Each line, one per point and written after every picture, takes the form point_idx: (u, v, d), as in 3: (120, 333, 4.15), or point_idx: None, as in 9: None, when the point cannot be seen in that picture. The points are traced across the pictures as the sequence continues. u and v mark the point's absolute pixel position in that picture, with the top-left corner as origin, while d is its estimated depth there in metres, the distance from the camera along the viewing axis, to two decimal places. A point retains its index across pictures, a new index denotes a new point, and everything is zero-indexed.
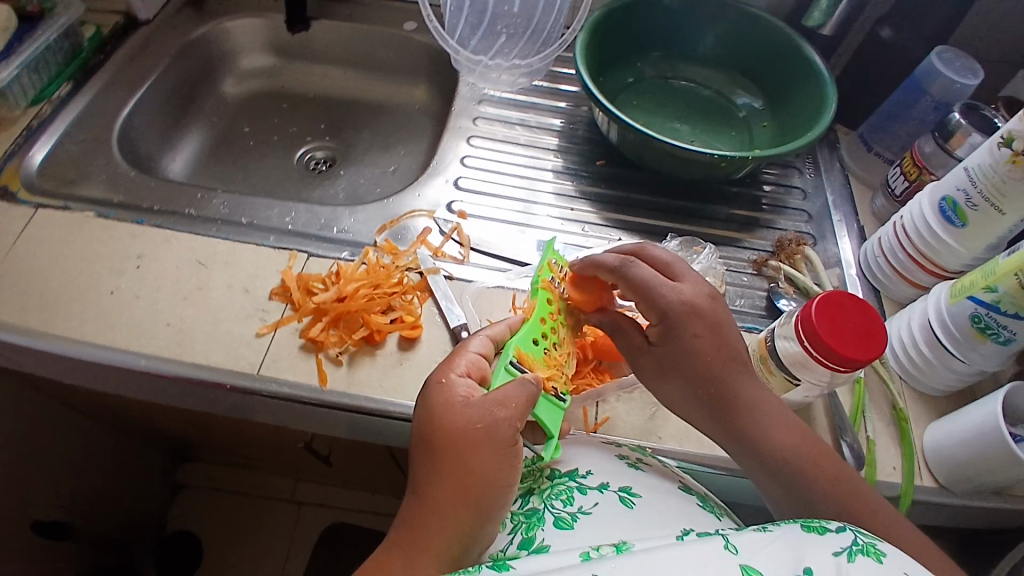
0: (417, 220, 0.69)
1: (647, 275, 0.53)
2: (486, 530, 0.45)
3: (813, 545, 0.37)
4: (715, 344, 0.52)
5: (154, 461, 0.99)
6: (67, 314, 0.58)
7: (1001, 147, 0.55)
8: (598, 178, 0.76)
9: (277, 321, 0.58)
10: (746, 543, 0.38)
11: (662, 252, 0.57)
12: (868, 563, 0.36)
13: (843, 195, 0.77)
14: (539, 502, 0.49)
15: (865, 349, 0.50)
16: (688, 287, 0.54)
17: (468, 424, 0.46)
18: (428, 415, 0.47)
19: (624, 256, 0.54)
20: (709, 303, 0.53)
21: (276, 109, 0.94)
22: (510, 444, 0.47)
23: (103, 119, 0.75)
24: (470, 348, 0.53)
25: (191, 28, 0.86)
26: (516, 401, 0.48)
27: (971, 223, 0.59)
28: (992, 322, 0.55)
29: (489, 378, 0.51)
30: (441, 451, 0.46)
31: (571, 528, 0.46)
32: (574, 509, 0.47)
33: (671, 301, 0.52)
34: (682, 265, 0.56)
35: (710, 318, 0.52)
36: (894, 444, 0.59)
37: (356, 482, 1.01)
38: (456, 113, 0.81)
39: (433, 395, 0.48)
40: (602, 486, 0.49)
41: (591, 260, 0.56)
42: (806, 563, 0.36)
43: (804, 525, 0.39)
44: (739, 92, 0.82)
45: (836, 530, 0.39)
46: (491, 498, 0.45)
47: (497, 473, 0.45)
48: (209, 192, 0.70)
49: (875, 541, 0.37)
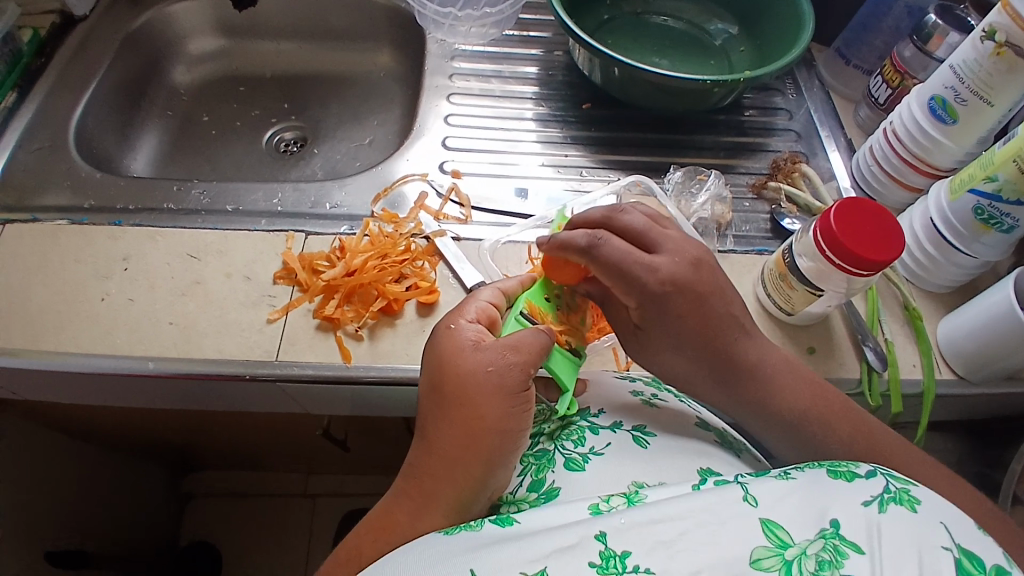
0: (410, 185, 0.67)
1: (620, 256, 0.50)
2: (497, 478, 0.43)
3: (841, 495, 0.35)
4: (704, 317, 0.51)
5: (158, 476, 0.95)
6: (57, 328, 0.54)
7: (984, 41, 0.56)
8: (586, 121, 0.75)
9: (287, 305, 0.56)
10: (765, 493, 0.36)
11: (636, 216, 0.53)
12: (901, 512, 0.33)
13: (827, 112, 0.78)
14: (550, 443, 0.48)
15: (883, 252, 0.50)
16: (666, 260, 0.51)
17: (476, 369, 0.45)
18: (436, 361, 0.46)
19: (592, 233, 0.51)
20: (692, 271, 0.51)
21: (234, 93, 0.89)
22: (520, 390, 0.45)
23: (54, 123, 0.69)
24: (480, 296, 0.52)
25: (130, 15, 0.81)
26: (527, 348, 0.47)
27: (962, 119, 0.60)
28: (994, 212, 0.56)
29: (498, 326, 0.51)
30: (448, 396, 0.44)
31: (583, 469, 0.44)
32: (586, 449, 0.46)
33: (649, 283, 0.50)
34: (659, 230, 0.53)
35: (695, 291, 0.51)
36: (911, 343, 0.60)
37: (371, 463, 0.99)
38: (430, 72, 0.78)
39: (440, 342, 0.47)
40: (614, 426, 0.48)
41: (555, 240, 0.52)
42: (832, 514, 0.34)
43: (831, 470, 0.38)
44: (712, 21, 0.82)
45: (866, 477, 0.37)
46: (501, 444, 0.43)
47: (507, 420, 0.44)
48: (185, 183, 0.65)
49: (909, 488, 0.35)
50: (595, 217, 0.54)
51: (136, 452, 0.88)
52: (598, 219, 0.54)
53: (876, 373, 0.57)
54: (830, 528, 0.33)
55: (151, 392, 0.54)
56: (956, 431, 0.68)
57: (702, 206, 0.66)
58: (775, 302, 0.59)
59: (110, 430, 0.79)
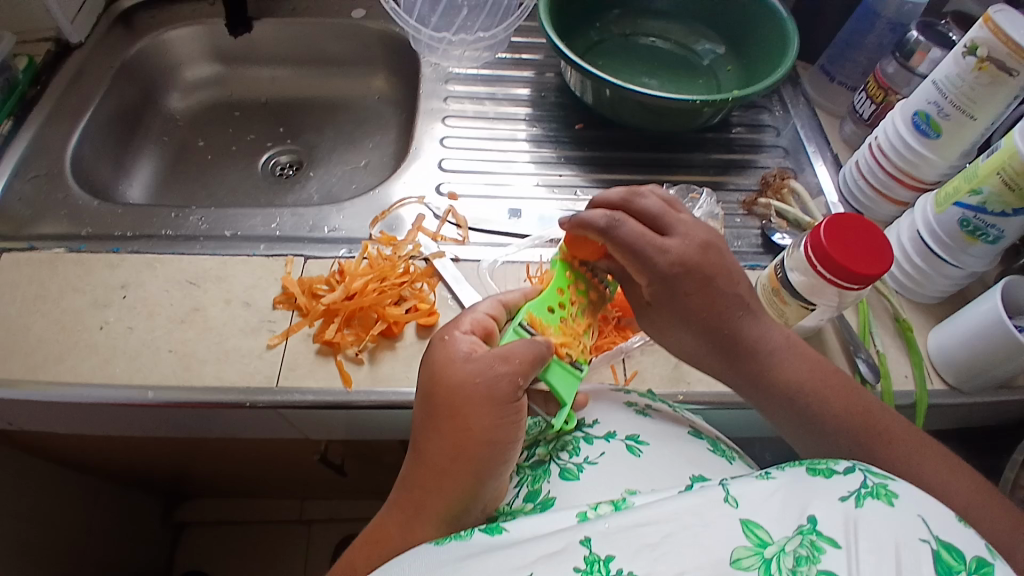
0: (407, 208, 0.67)
1: (635, 237, 0.50)
2: (488, 488, 0.43)
3: (819, 492, 0.36)
4: (709, 296, 0.51)
5: (153, 502, 0.94)
6: (56, 357, 0.54)
7: (966, 57, 0.57)
8: (578, 141, 0.76)
9: (286, 330, 0.56)
10: (746, 493, 0.37)
11: (653, 201, 0.53)
12: (879, 507, 0.34)
13: (814, 128, 0.79)
14: (546, 455, 0.49)
15: (873, 265, 0.51)
16: (677, 241, 0.51)
17: (466, 381, 0.44)
18: (430, 371, 0.46)
19: (610, 213, 0.50)
20: (702, 254, 0.51)
21: (229, 119, 0.90)
22: (511, 401, 0.45)
23: (51, 152, 0.70)
24: (478, 308, 0.52)
25: (126, 44, 0.81)
26: (518, 358, 0.46)
27: (946, 133, 0.61)
28: (979, 224, 0.57)
29: (496, 336, 0.51)
30: (439, 407, 0.44)
31: (577, 478, 0.46)
32: (580, 459, 0.47)
33: (661, 263, 0.50)
34: (673, 214, 0.53)
35: (704, 271, 0.51)
36: (903, 354, 0.61)
37: (368, 488, 0.98)
38: (424, 95, 0.79)
39: (435, 351, 0.47)
40: (608, 435, 0.49)
41: (575, 220, 0.51)
42: (810, 511, 0.35)
43: (811, 468, 0.39)
44: (699, 41, 0.84)
45: (844, 471, 0.37)
46: (490, 455, 0.43)
47: (496, 430, 0.44)
48: (183, 209, 0.66)
49: (887, 482, 0.36)
50: (611, 200, 0.54)
51: (132, 480, 0.87)
52: (616, 202, 0.53)
53: (869, 385, 0.58)
54: (808, 525, 0.34)
55: (150, 421, 0.54)
56: (951, 440, 0.69)
57: None
58: (770, 317, 0.60)
59: (106, 459, 0.78)
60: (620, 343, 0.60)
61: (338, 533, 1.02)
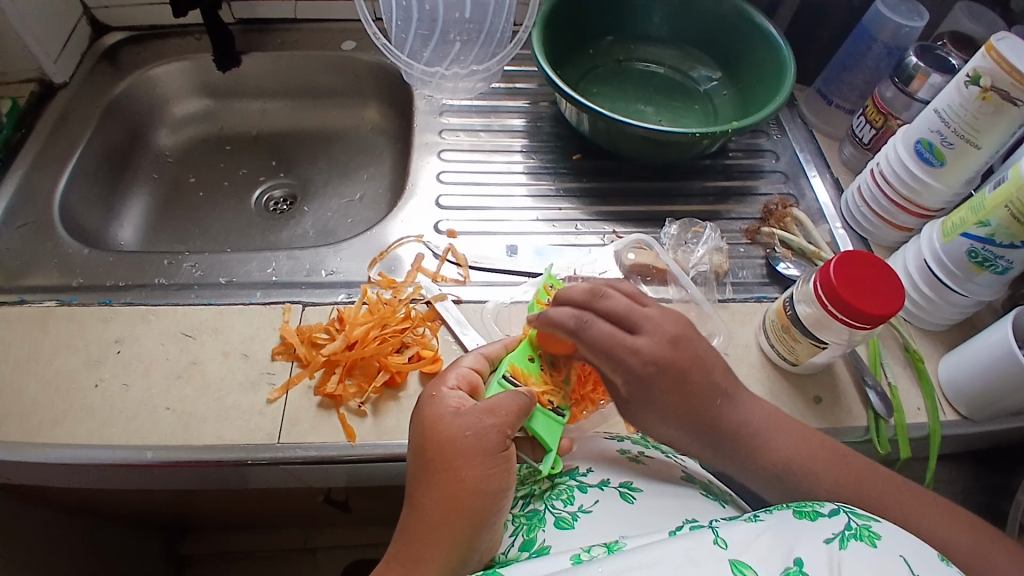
0: (405, 247, 0.66)
1: (606, 334, 0.49)
2: (485, 539, 0.42)
3: (806, 535, 0.38)
4: (684, 393, 0.49)
5: (154, 542, 0.90)
6: (49, 418, 0.52)
7: (969, 86, 0.56)
8: (577, 172, 0.75)
9: (286, 383, 0.54)
10: (736, 536, 0.37)
11: (618, 298, 0.51)
12: (862, 548, 0.37)
13: (813, 151, 0.79)
14: (540, 503, 0.48)
15: (884, 306, 0.50)
16: (646, 340, 0.49)
17: (457, 434, 0.44)
18: (419, 428, 0.45)
19: (579, 313, 0.49)
20: (672, 349, 0.49)
21: (221, 153, 0.89)
22: (500, 451, 0.44)
23: (39, 199, 0.68)
24: (461, 363, 0.51)
25: (112, 83, 0.80)
26: (505, 409, 0.46)
27: (949, 161, 0.60)
28: (988, 255, 0.56)
29: (481, 390, 0.50)
30: (431, 461, 0.43)
31: (572, 528, 0.45)
32: (574, 508, 0.46)
33: (632, 364, 0.49)
34: (639, 310, 0.51)
35: (677, 369, 0.49)
36: (914, 385, 0.60)
37: (374, 517, 0.95)
38: (419, 128, 0.78)
39: (423, 409, 0.46)
40: (602, 483, 0.49)
41: (543, 317, 0.50)
42: (796, 552, 0.36)
43: (797, 510, 0.40)
44: (695, 67, 0.83)
45: (829, 514, 0.39)
46: (484, 505, 0.42)
47: (488, 480, 0.43)
48: (176, 255, 0.64)
49: (869, 524, 0.38)
50: (573, 298, 0.51)
51: (131, 521, 0.84)
52: (580, 300, 0.51)
53: (882, 420, 0.57)
54: (795, 565, 0.35)
55: (149, 481, 0.52)
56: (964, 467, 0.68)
57: (701, 259, 0.66)
58: (779, 352, 0.59)
59: (104, 504, 0.75)
60: None
61: (346, 558, 0.98)
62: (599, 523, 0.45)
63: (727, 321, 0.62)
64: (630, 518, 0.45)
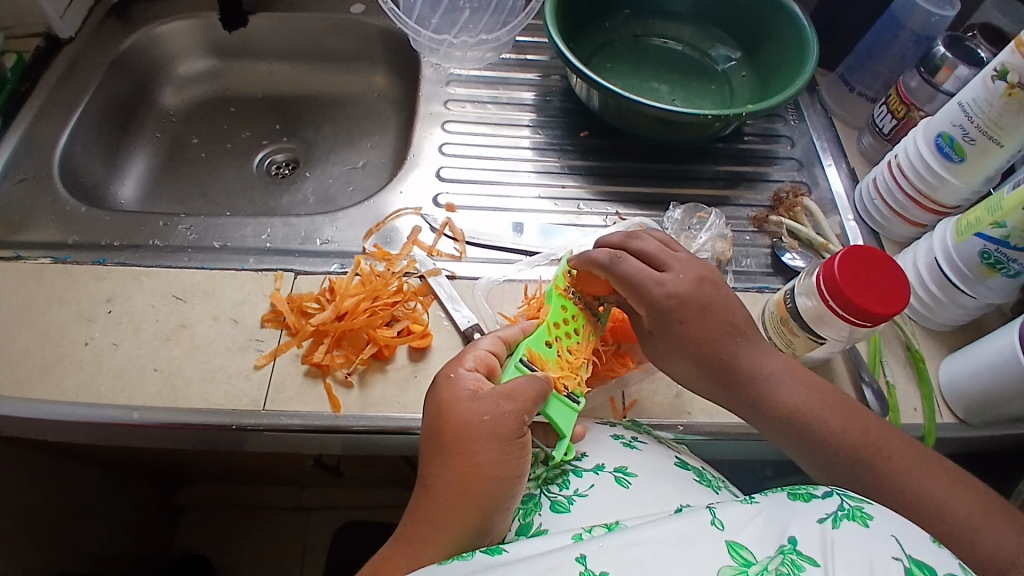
0: (403, 219, 0.65)
1: (634, 270, 0.50)
2: (497, 523, 0.42)
3: (798, 515, 0.37)
4: (705, 325, 0.49)
5: (153, 493, 0.90)
6: (38, 373, 0.52)
7: (995, 81, 0.54)
8: (583, 150, 0.73)
9: (274, 350, 0.54)
10: (731, 515, 0.37)
11: (650, 241, 0.52)
12: (854, 528, 0.35)
13: (830, 139, 0.76)
14: (536, 487, 0.48)
15: (888, 304, 0.48)
16: (673, 277, 0.50)
17: (472, 418, 0.43)
18: (434, 409, 0.45)
19: (614, 250, 0.51)
20: (697, 287, 0.50)
21: (226, 115, 0.88)
22: (517, 438, 0.44)
23: (39, 152, 0.68)
24: (478, 346, 0.50)
25: (117, 38, 0.79)
26: (523, 396, 0.45)
27: (969, 158, 0.58)
28: (1000, 257, 0.54)
29: (498, 373, 0.49)
30: (445, 443, 0.43)
31: (568, 511, 0.45)
32: (570, 492, 0.46)
33: (657, 296, 0.49)
34: (670, 253, 0.51)
35: (699, 304, 0.49)
36: (913, 386, 0.58)
37: (366, 480, 0.96)
38: (424, 98, 0.76)
39: (439, 391, 0.46)
40: (597, 467, 0.48)
41: (582, 256, 0.53)
42: (790, 531, 0.35)
43: (790, 492, 0.39)
44: (714, 45, 0.80)
45: (822, 496, 0.38)
46: (498, 490, 0.42)
47: (503, 466, 0.42)
48: (172, 217, 0.64)
49: (862, 505, 0.37)
50: (610, 241, 0.53)
51: (131, 475, 0.84)
52: (616, 241, 0.53)
53: None
54: (789, 544, 0.34)
55: (135, 440, 0.53)
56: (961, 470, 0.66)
57: (704, 245, 0.64)
58: (777, 346, 0.57)
59: (103, 459, 0.75)
60: (617, 371, 0.56)
61: (340, 519, 0.99)
62: (593, 508, 0.45)
63: None
64: (618, 502, 0.45)
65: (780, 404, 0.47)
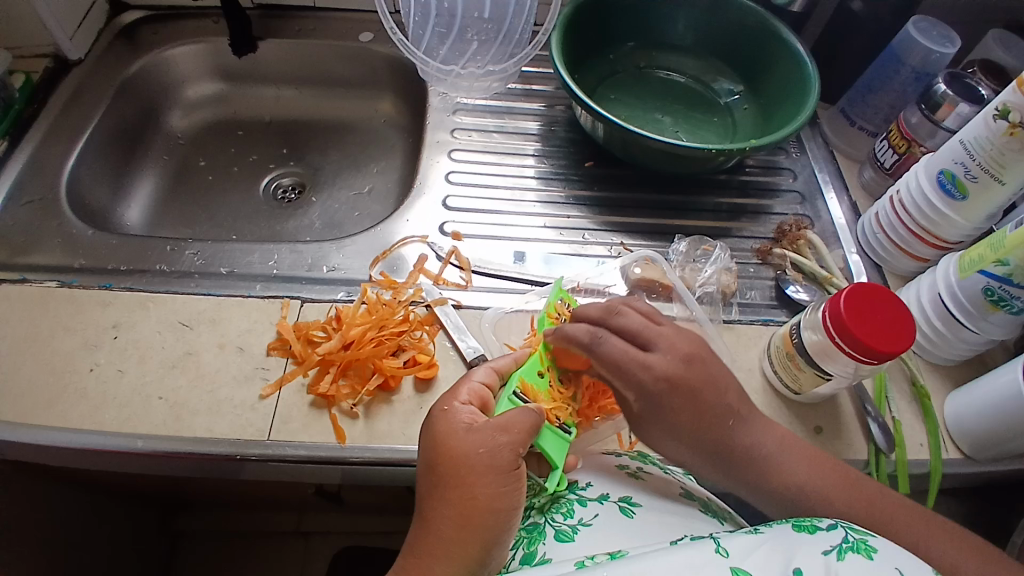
0: (409, 247, 0.66)
1: (617, 351, 0.48)
2: (496, 556, 0.42)
3: (804, 547, 0.37)
4: (698, 412, 0.48)
5: (150, 517, 0.89)
6: (40, 401, 0.52)
7: (996, 120, 0.55)
8: (588, 180, 0.74)
9: (280, 379, 0.54)
10: (736, 544, 0.37)
11: (632, 316, 0.51)
12: (858, 560, 0.35)
13: (831, 172, 0.77)
14: (540, 516, 0.47)
15: (892, 343, 0.48)
16: (658, 358, 0.48)
17: (470, 452, 0.43)
18: (429, 443, 0.45)
19: (593, 328, 0.49)
20: (686, 368, 0.48)
21: (232, 138, 0.88)
22: (512, 469, 0.44)
23: (47, 175, 0.68)
24: (472, 377, 0.49)
25: (127, 62, 0.80)
26: (519, 426, 0.45)
27: (971, 195, 0.59)
28: (1004, 294, 0.54)
29: (492, 406, 0.49)
30: (444, 478, 0.43)
31: (572, 540, 0.44)
32: (575, 521, 0.46)
33: (644, 379, 0.48)
34: (653, 329, 0.50)
35: (690, 387, 0.48)
36: (918, 421, 0.58)
37: (365, 506, 0.95)
38: (431, 126, 0.77)
39: (434, 423, 0.45)
40: (602, 497, 0.48)
41: (559, 333, 0.50)
42: (796, 562, 0.35)
43: (795, 524, 0.39)
44: (717, 79, 0.81)
45: (827, 528, 0.38)
46: (496, 523, 0.42)
47: (502, 498, 0.43)
48: (179, 242, 0.64)
49: (867, 538, 0.37)
50: (589, 315, 0.51)
51: (128, 499, 0.83)
52: (596, 316, 0.51)
53: (882, 454, 0.56)
54: None
55: (138, 469, 0.52)
56: None
57: (709, 278, 0.65)
58: (782, 381, 0.58)
59: (102, 484, 0.74)
60: (623, 407, 0.56)
61: (336, 544, 0.97)
62: (598, 537, 0.44)
63: (731, 344, 0.61)
64: (622, 533, 0.45)
65: (776, 439, 0.47)
